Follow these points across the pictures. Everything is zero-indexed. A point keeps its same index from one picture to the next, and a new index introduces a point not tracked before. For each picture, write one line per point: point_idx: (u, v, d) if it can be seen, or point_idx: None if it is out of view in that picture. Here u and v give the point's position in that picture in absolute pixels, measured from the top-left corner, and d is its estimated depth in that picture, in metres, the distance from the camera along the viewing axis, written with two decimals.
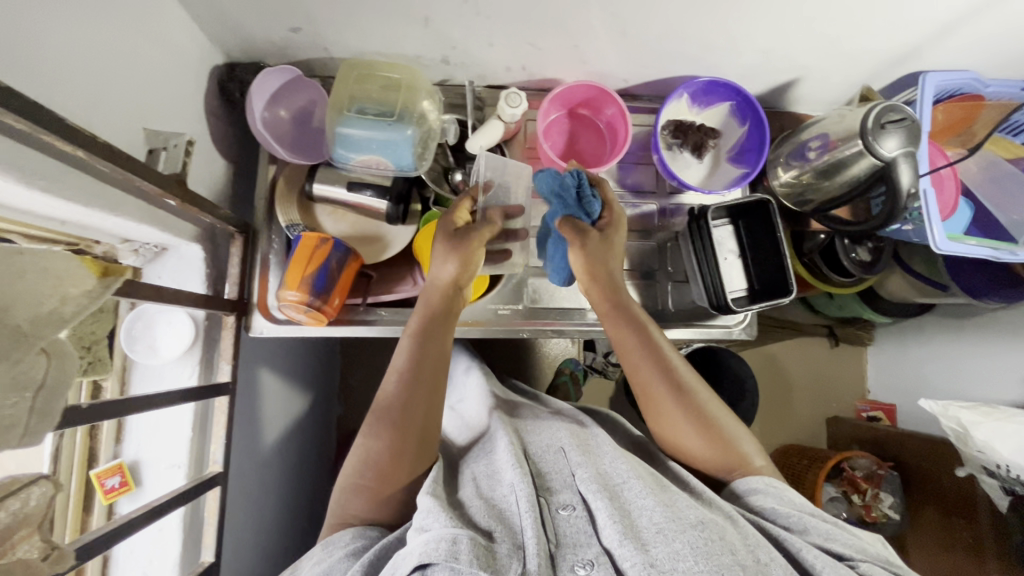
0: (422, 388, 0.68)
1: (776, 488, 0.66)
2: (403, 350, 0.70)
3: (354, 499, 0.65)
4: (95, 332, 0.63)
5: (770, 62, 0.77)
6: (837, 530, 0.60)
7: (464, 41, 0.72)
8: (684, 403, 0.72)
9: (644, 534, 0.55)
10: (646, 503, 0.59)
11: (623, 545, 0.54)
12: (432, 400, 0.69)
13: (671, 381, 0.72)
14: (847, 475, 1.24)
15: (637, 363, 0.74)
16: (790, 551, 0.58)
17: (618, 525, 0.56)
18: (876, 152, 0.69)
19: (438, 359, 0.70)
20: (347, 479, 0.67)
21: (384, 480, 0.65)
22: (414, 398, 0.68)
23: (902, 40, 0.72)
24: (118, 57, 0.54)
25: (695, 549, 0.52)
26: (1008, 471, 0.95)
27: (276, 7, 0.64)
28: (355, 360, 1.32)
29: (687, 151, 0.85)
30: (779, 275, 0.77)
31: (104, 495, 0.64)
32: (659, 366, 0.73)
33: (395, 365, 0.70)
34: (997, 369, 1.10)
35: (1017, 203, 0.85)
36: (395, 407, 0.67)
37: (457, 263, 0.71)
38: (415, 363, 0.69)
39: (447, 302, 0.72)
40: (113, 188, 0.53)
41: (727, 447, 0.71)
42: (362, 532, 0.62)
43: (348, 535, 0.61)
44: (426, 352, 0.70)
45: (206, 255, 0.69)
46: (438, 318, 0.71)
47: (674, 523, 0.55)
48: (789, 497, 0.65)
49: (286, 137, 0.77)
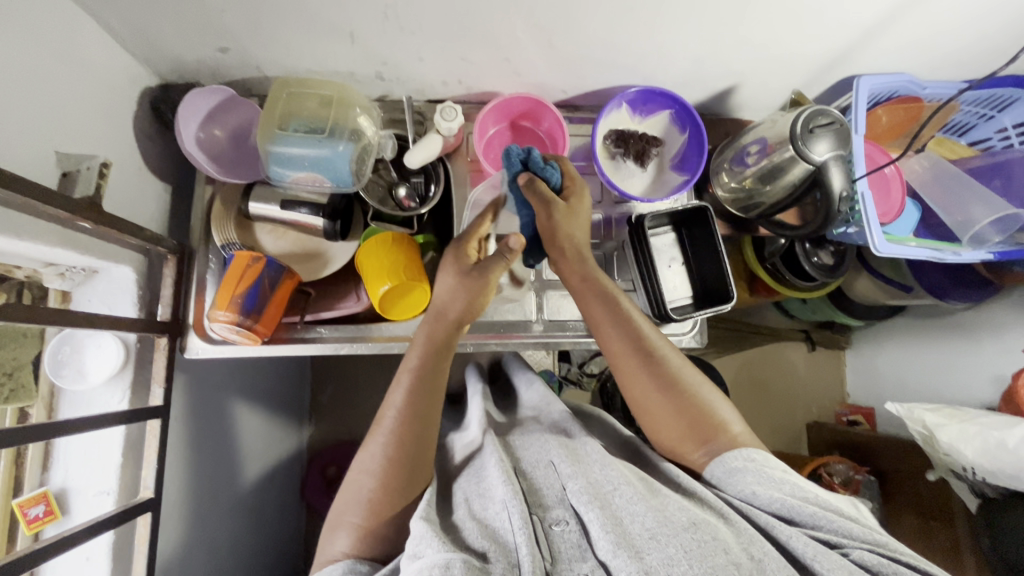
0: (420, 422, 0.67)
1: (755, 464, 0.64)
2: (401, 388, 0.69)
3: (343, 537, 0.62)
4: (16, 357, 0.65)
5: (702, 70, 0.78)
6: (823, 512, 0.58)
7: (394, 58, 0.73)
8: (650, 368, 0.71)
9: (637, 541, 0.53)
10: (637, 508, 0.57)
11: (617, 555, 0.52)
12: (429, 431, 0.68)
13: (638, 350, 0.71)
14: (825, 481, 1.17)
15: (603, 330, 0.73)
16: (779, 541, 0.56)
17: (611, 535, 0.53)
18: (809, 157, 0.70)
19: (434, 392, 0.70)
20: (339, 518, 0.64)
21: (378, 515, 0.63)
22: (410, 433, 0.66)
23: (828, 46, 0.72)
24: (24, 82, 0.55)
25: (687, 553, 0.51)
26: (974, 474, 0.92)
27: (197, 28, 0.65)
28: (325, 378, 1.29)
29: (631, 160, 0.84)
30: (718, 280, 0.80)
31: (26, 526, 0.62)
32: (624, 330, 0.72)
33: (393, 399, 0.68)
34: (962, 370, 1.08)
35: (962, 204, 0.83)
36: (393, 441, 0.65)
37: (465, 301, 0.72)
38: (413, 399, 0.68)
39: (447, 338, 0.72)
40: (15, 212, 0.53)
41: (701, 417, 0.69)
42: (353, 567, 0.59)
43: (338, 571, 0.58)
44: (424, 387, 0.69)
45: (138, 276, 0.68)
46: (436, 353, 0.71)
47: (666, 527, 0.54)
48: (769, 473, 0.63)
49: (223, 155, 0.78)
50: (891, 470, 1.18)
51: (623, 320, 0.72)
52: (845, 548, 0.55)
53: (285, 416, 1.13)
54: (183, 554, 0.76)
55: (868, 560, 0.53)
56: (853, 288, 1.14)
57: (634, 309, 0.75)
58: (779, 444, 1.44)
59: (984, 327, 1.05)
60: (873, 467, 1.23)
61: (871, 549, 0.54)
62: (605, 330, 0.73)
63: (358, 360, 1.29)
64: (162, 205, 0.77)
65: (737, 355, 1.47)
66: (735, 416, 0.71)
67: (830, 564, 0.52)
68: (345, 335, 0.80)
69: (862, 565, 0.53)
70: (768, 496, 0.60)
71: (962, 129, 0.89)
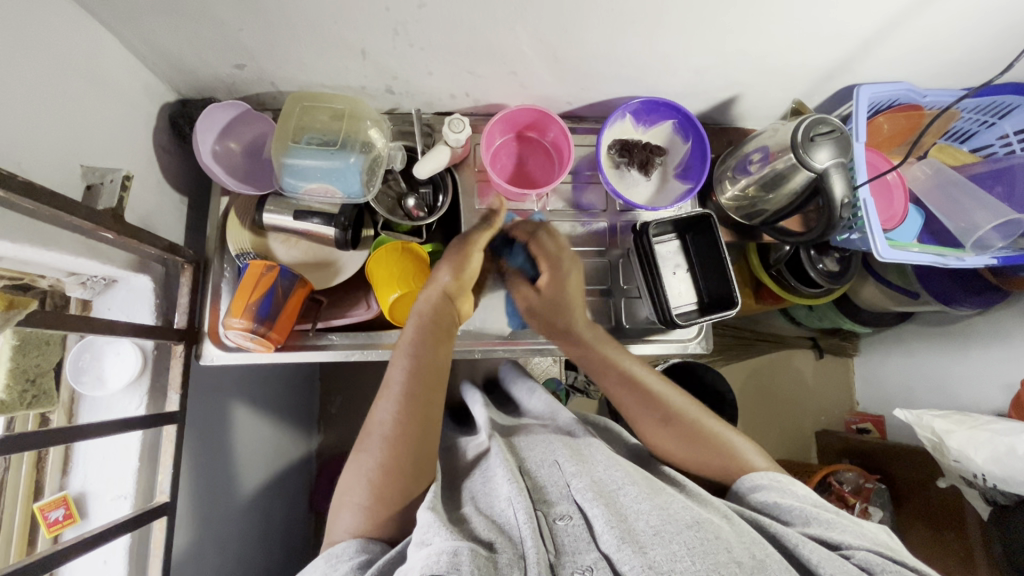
0: (419, 399, 0.69)
1: (780, 484, 0.66)
2: (399, 365, 0.71)
3: (349, 518, 0.63)
4: (39, 364, 0.62)
5: (704, 81, 0.80)
6: (838, 520, 0.59)
7: (403, 72, 0.75)
8: (656, 408, 0.76)
9: (641, 537, 0.54)
10: (641, 506, 0.58)
11: (620, 549, 0.52)
12: (428, 407, 0.70)
13: (642, 395, 0.78)
14: (835, 490, 1.16)
15: (627, 402, 0.79)
16: (786, 546, 0.56)
17: (615, 530, 0.54)
18: (809, 164, 0.72)
19: (433, 369, 0.72)
20: (342, 499, 0.65)
21: (382, 498, 0.63)
22: (409, 414, 0.68)
23: (828, 57, 0.74)
24: (51, 99, 0.57)
25: (690, 549, 0.51)
26: (985, 481, 0.91)
27: (215, 45, 0.67)
28: (334, 388, 1.30)
29: (635, 169, 0.86)
30: (722, 286, 0.80)
31: (48, 528, 0.64)
32: (633, 388, 0.79)
33: (393, 378, 0.70)
34: (970, 376, 1.08)
35: (965, 211, 0.84)
36: (393, 419, 0.67)
37: (451, 272, 0.78)
38: (412, 376, 0.70)
39: (440, 312, 0.76)
40: (42, 223, 0.55)
41: (711, 441, 0.73)
42: (364, 545, 0.59)
43: (351, 548, 0.58)
44: (421, 361, 0.71)
45: (156, 285, 0.71)
46: (433, 329, 0.74)
47: (670, 525, 0.55)
48: (793, 490, 0.65)
49: (238, 168, 0.80)
50: (901, 477, 1.17)
51: (631, 380, 0.79)
52: (850, 550, 0.55)
53: (294, 424, 1.15)
54: (194, 559, 0.77)
55: (872, 562, 0.52)
56: (859, 295, 1.14)
57: (642, 369, 0.81)
58: (787, 452, 1.44)
59: (991, 333, 1.05)
60: (883, 475, 1.22)
61: (876, 552, 0.54)
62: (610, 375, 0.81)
63: (366, 368, 1.30)
64: (179, 217, 0.80)
65: (744, 363, 1.47)
66: (753, 450, 0.73)
67: (830, 565, 0.52)
68: (356, 342, 0.81)
69: (865, 567, 0.52)
70: (787, 506, 0.62)
71: (965, 136, 0.90)
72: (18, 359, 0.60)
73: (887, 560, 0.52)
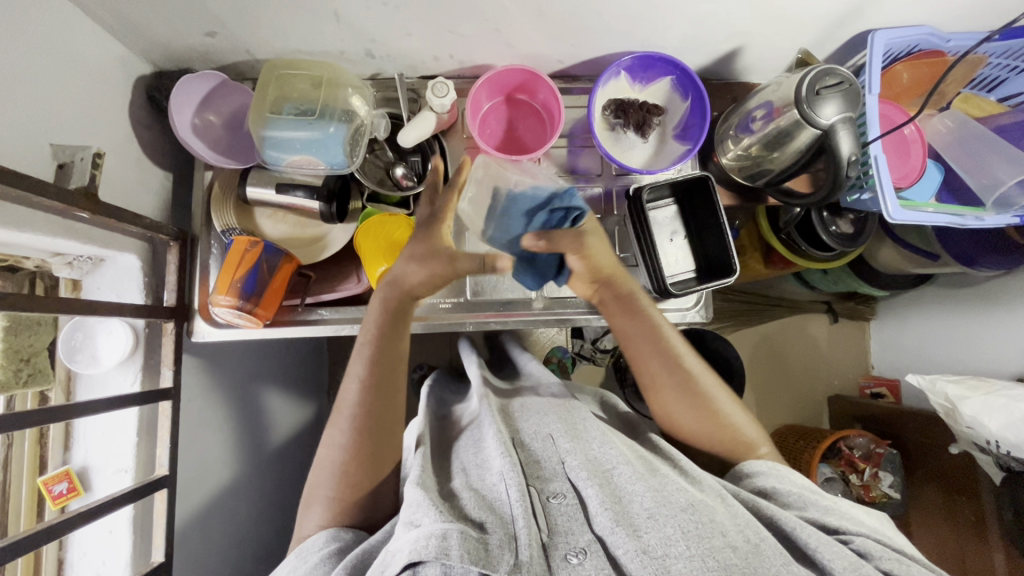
0: (382, 389, 0.69)
1: (780, 470, 0.65)
2: (360, 358, 0.70)
3: (318, 512, 0.64)
4: (32, 344, 0.65)
5: (702, 34, 0.75)
6: (837, 508, 0.59)
7: (381, 34, 0.71)
8: (693, 404, 0.70)
9: (635, 519, 0.53)
10: (636, 488, 0.57)
11: (614, 532, 0.52)
12: (392, 394, 0.70)
13: (684, 390, 0.71)
14: (845, 455, 1.14)
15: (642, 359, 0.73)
16: (783, 530, 0.55)
17: (609, 512, 0.53)
18: (813, 120, 0.67)
19: (394, 361, 0.71)
20: (312, 494, 0.66)
21: (352, 486, 0.65)
22: (372, 404, 0.68)
23: (838, 3, 0.67)
24: (15, 77, 0.56)
25: (684, 533, 0.51)
26: (998, 448, 0.87)
27: (181, 13, 0.65)
28: (343, 359, 1.30)
29: (631, 131, 0.81)
30: (720, 253, 0.77)
31: (53, 501, 0.66)
32: (674, 376, 0.71)
33: (354, 370, 0.70)
34: (993, 341, 1.03)
35: (986, 165, 0.79)
36: (358, 412, 0.68)
37: (422, 270, 0.70)
38: (374, 369, 0.69)
39: (402, 306, 0.71)
40: (13, 206, 0.55)
41: (727, 428, 0.70)
42: (336, 534, 0.61)
43: (321, 539, 0.60)
44: (381, 356, 0.70)
45: (143, 264, 0.71)
46: (393, 324, 0.71)
47: (665, 507, 0.54)
48: (793, 478, 0.64)
49: (220, 142, 0.78)
50: (916, 443, 1.14)
51: (658, 340, 0.71)
52: (847, 536, 0.55)
53: (302, 395, 1.15)
54: (199, 527, 0.79)
55: (869, 548, 0.52)
56: (876, 258, 1.09)
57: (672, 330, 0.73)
58: (799, 418, 1.41)
59: (1015, 295, 0.99)
60: (895, 440, 1.19)
61: (873, 538, 0.54)
62: (637, 343, 0.73)
63: None
64: (163, 194, 0.79)
65: (757, 328, 1.43)
66: (748, 421, 0.72)
67: (828, 550, 0.51)
68: (346, 316, 0.80)
69: (862, 553, 0.52)
70: (787, 489, 0.61)
71: (992, 84, 0.81)
72: (8, 341, 0.62)
73: (884, 547, 0.53)
